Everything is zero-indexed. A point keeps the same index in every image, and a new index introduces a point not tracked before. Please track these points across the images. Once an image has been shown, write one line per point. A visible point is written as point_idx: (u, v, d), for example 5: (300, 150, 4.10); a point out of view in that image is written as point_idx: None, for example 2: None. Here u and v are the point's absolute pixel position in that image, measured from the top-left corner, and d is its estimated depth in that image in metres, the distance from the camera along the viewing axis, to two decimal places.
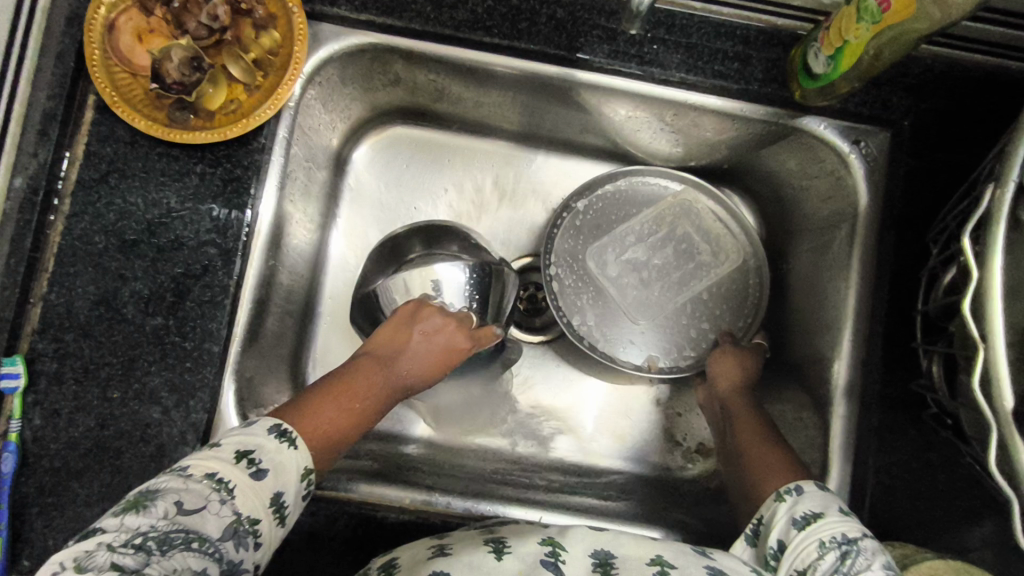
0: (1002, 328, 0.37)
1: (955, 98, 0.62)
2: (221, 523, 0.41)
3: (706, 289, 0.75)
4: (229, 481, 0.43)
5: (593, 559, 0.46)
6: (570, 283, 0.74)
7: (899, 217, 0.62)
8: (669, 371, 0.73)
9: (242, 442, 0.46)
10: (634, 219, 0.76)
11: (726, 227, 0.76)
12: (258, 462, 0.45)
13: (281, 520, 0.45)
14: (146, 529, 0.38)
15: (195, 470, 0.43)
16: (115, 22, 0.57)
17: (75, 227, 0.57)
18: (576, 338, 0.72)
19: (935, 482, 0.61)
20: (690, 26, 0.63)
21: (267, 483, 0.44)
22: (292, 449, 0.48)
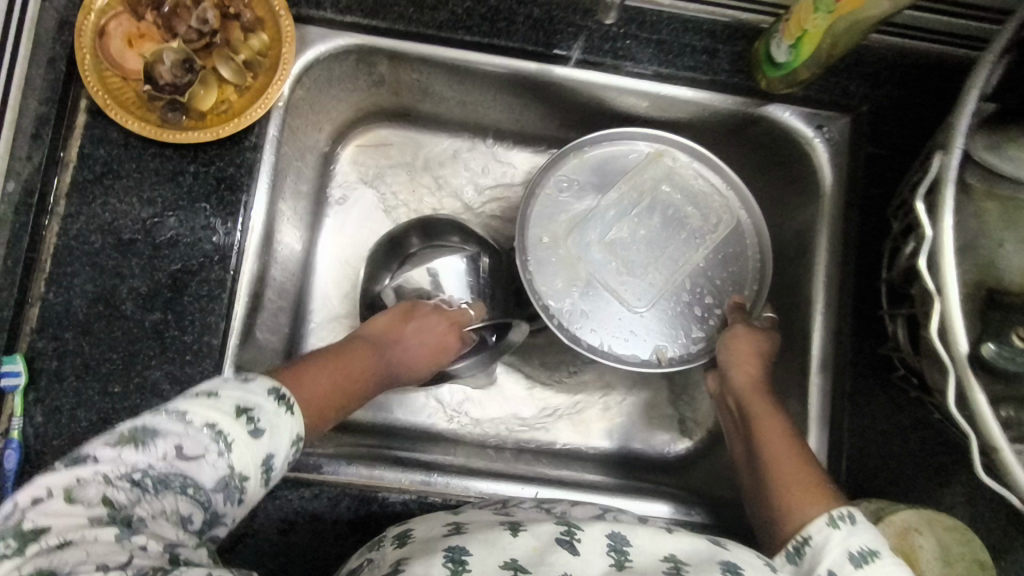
0: (954, 279, 0.41)
1: (907, 85, 0.66)
2: (216, 474, 0.40)
3: (704, 259, 0.72)
4: (228, 435, 0.41)
5: (609, 546, 0.45)
6: (557, 282, 0.70)
7: (863, 198, 0.67)
8: (680, 360, 0.69)
9: (242, 398, 0.43)
10: (613, 198, 0.72)
11: (713, 188, 0.72)
12: (258, 422, 0.43)
13: (267, 480, 0.43)
14: (141, 468, 0.38)
15: (193, 417, 0.40)
16: (106, 28, 0.59)
17: (71, 227, 0.59)
18: (575, 342, 0.69)
19: (906, 442, 0.65)
20: (659, 22, 0.67)
21: (263, 444, 0.43)
22: (288, 415, 0.45)
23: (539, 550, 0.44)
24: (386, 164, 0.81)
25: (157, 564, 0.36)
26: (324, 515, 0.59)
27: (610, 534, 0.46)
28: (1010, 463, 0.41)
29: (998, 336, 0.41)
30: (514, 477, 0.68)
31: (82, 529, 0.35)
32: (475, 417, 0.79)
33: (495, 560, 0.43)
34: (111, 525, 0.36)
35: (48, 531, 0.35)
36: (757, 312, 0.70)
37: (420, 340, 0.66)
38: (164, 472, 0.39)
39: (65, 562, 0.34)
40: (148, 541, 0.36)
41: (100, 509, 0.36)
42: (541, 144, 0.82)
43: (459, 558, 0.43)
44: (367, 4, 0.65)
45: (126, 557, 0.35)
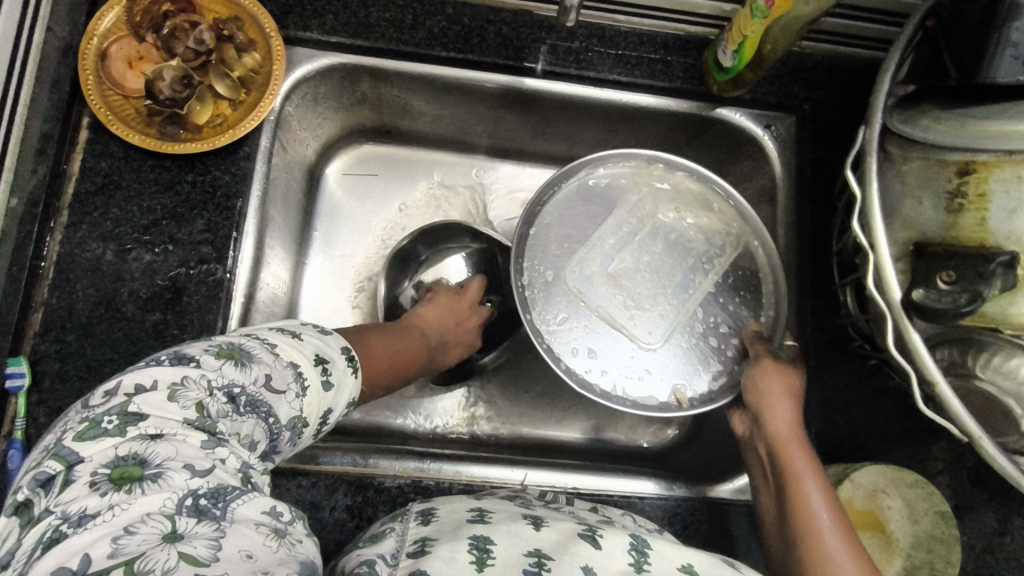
0: (884, 237, 0.46)
1: (842, 86, 0.74)
2: (288, 412, 0.45)
3: (714, 284, 0.70)
4: (306, 379, 0.46)
5: (630, 545, 0.48)
6: (559, 322, 0.68)
7: (809, 188, 0.73)
8: (699, 404, 0.66)
9: (322, 349, 0.50)
10: (611, 226, 0.71)
11: (717, 209, 0.71)
12: (330, 374, 0.49)
13: (319, 432, 0.49)
14: (238, 384, 0.43)
15: (283, 352, 0.46)
16: (108, 51, 0.63)
17: (74, 235, 0.62)
18: (588, 388, 0.66)
19: (868, 410, 0.69)
20: (617, 36, 0.73)
21: (329, 395, 0.48)
22: (354, 376, 0.52)
23: (562, 542, 0.46)
24: (369, 179, 0.86)
25: (234, 483, 0.38)
26: (322, 502, 0.61)
27: (633, 536, 0.49)
28: (947, 394, 0.45)
29: (926, 282, 0.46)
30: (503, 461, 0.71)
31: (177, 427, 0.39)
32: (463, 426, 0.81)
33: (518, 550, 0.44)
34: (200, 431, 0.39)
35: (146, 419, 0.39)
36: (777, 342, 0.68)
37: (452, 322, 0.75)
38: (254, 395, 0.43)
39: (155, 455, 0.37)
40: (228, 456, 0.39)
41: (193, 413, 0.40)
42: (515, 155, 0.88)
43: (482, 546, 0.44)
44: (350, 26, 0.70)
45: (209, 466, 0.38)
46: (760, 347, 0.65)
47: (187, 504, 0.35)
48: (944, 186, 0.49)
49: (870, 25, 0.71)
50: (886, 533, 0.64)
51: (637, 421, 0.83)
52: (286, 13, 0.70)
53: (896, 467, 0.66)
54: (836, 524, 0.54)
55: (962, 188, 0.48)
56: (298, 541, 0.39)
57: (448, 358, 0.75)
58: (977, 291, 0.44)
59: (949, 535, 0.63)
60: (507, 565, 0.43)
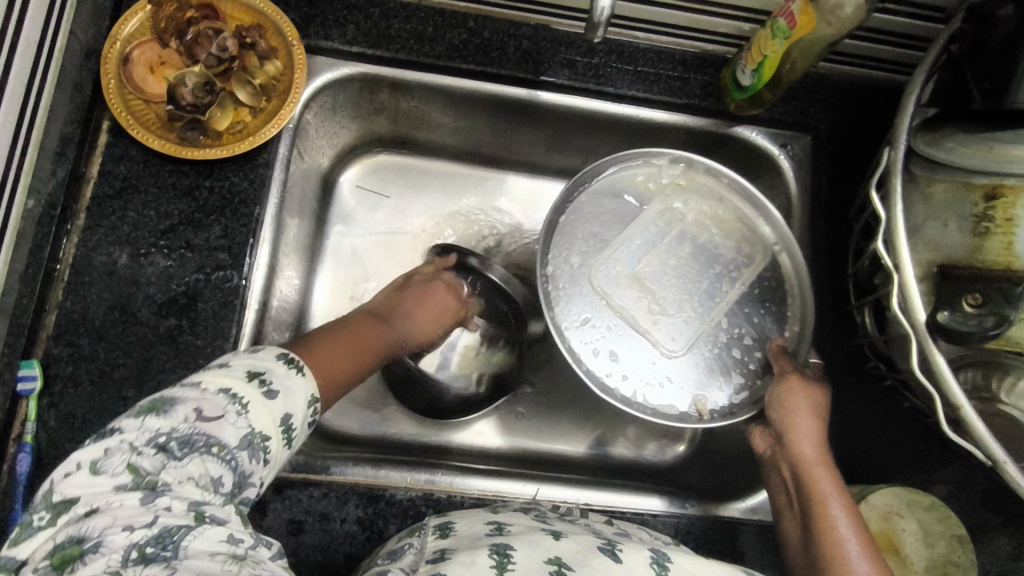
0: (908, 257, 0.47)
1: (859, 108, 0.74)
2: (237, 432, 0.44)
3: (740, 295, 0.70)
4: (241, 396, 0.46)
5: (650, 559, 0.47)
6: (581, 322, 0.68)
7: (825, 207, 0.73)
8: (718, 416, 0.66)
9: (254, 365, 0.49)
10: (640, 227, 0.71)
11: (745, 219, 0.71)
12: (270, 384, 0.48)
13: (288, 441, 0.48)
14: (165, 431, 0.42)
15: (209, 383, 0.46)
16: (130, 56, 0.64)
17: (91, 238, 0.62)
18: (605, 390, 0.65)
19: (884, 431, 0.69)
20: (637, 53, 0.74)
21: (277, 403, 0.47)
22: (300, 375, 0.51)
23: (582, 552, 0.46)
24: (383, 189, 0.86)
25: (182, 524, 0.38)
26: (333, 513, 0.61)
27: (653, 550, 0.49)
28: (972, 418, 0.45)
29: (950, 304, 0.46)
30: (516, 475, 0.71)
31: (111, 496, 0.39)
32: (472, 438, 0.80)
33: (539, 556, 0.44)
34: (137, 490, 0.39)
35: (77, 502, 0.39)
36: (802, 357, 0.66)
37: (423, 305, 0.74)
38: (187, 434, 0.42)
39: (93, 530, 0.37)
40: (171, 503, 0.39)
41: (127, 476, 0.40)
42: (529, 168, 0.88)
43: (503, 551, 0.45)
44: (371, 37, 0.71)
45: (151, 518, 0.38)
46: (786, 363, 0.65)
47: (133, 557, 0.36)
48: (970, 211, 0.49)
49: (893, 47, 0.71)
50: (901, 556, 0.63)
51: (646, 437, 0.83)
52: (308, 22, 0.70)
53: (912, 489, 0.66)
54: (864, 549, 0.53)
55: (988, 212, 0.49)
56: (261, 560, 0.40)
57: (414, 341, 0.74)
58: (1004, 315, 0.45)
59: (966, 560, 0.62)
60: (528, 570, 0.43)
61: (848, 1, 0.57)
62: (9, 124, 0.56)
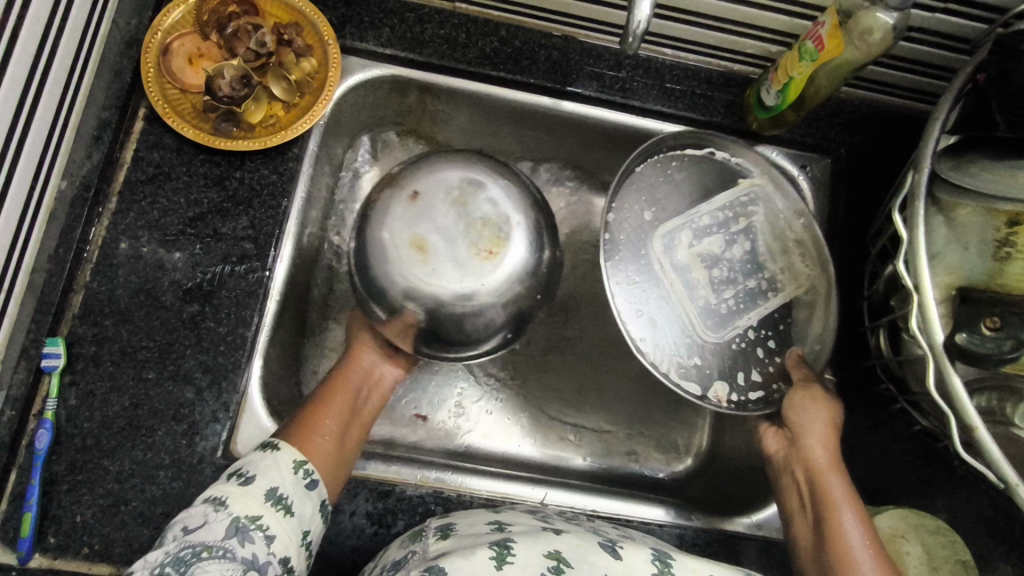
0: (929, 279, 0.48)
1: (878, 133, 0.76)
2: (224, 525, 0.48)
3: (776, 301, 0.72)
4: (220, 497, 0.50)
5: (652, 556, 0.48)
6: (630, 283, 0.72)
7: (841, 229, 0.75)
8: (735, 408, 0.69)
9: (234, 466, 0.54)
10: (707, 211, 0.74)
11: (798, 232, 0.72)
12: (247, 473, 0.52)
13: (286, 510, 0.51)
14: (162, 559, 0.45)
15: (195, 504, 0.50)
16: (170, 48, 0.65)
17: (120, 222, 0.63)
18: (637, 351, 0.69)
19: (892, 455, 0.69)
20: (664, 69, 0.75)
21: (256, 486, 0.51)
22: (276, 451, 0.55)
23: (582, 546, 0.47)
24: None
25: None
26: (342, 506, 0.61)
27: (654, 548, 0.49)
28: (985, 440, 0.45)
29: (969, 326, 0.47)
30: (523, 479, 0.71)
31: None
32: (480, 442, 0.81)
33: (539, 549, 0.46)
34: None
35: None
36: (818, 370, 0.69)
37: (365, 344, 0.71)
38: (178, 553, 0.46)
39: None
40: None
41: None
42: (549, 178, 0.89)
43: (504, 544, 0.46)
44: (406, 39, 0.72)
45: None
46: (805, 371, 0.68)
47: None
48: (992, 235, 0.50)
49: (924, 78, 0.72)
50: None
51: (653, 450, 0.83)
52: (344, 23, 0.71)
53: (917, 512, 0.66)
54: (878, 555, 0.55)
55: (1010, 238, 0.49)
56: None
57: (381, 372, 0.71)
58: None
59: None
60: (526, 564, 0.44)
61: (876, 28, 0.58)
62: (51, 105, 0.57)
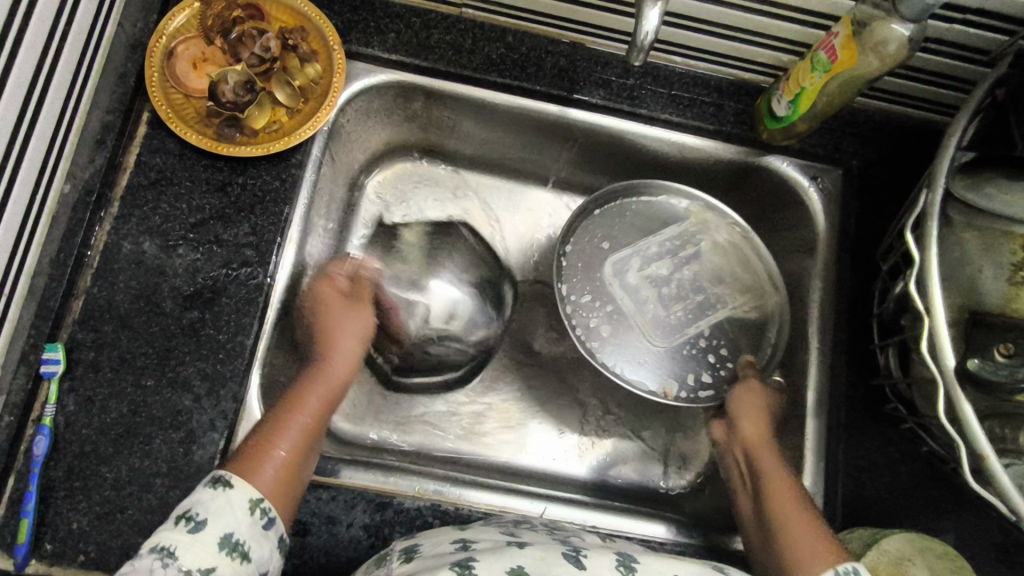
0: (942, 302, 0.46)
1: (891, 146, 0.74)
2: None
3: (724, 314, 0.78)
4: (170, 546, 0.47)
5: (616, 562, 0.48)
6: (584, 302, 0.76)
7: (853, 243, 0.73)
8: (682, 400, 0.74)
9: (180, 508, 0.51)
10: (659, 239, 0.79)
11: (743, 256, 0.78)
12: (197, 517, 0.50)
13: (243, 556, 0.50)
14: None
15: (141, 550, 0.48)
16: (174, 51, 0.65)
17: (122, 227, 0.62)
18: (590, 354, 0.74)
19: (898, 474, 0.68)
20: (672, 77, 0.74)
21: (207, 531, 0.49)
22: (230, 489, 0.52)
23: (546, 558, 0.47)
24: (410, 194, 0.87)
25: None
26: (339, 517, 0.61)
27: (619, 553, 0.50)
28: (996, 470, 0.44)
29: (982, 352, 0.45)
30: (523, 492, 0.70)
31: None
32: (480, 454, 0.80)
33: (501, 566, 0.45)
34: None
35: None
36: (768, 372, 0.74)
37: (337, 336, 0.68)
38: None
39: None
40: None
41: None
42: (556, 184, 0.89)
43: (465, 563, 0.45)
44: (412, 45, 0.71)
45: None
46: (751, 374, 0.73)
47: None
48: (1007, 258, 0.49)
49: (943, 90, 0.70)
50: None
51: (655, 461, 0.82)
52: (350, 27, 0.70)
53: (925, 535, 0.64)
54: (815, 530, 0.56)
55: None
56: None
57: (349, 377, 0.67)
58: None
59: None
60: None
61: (892, 39, 0.57)
62: (54, 110, 0.57)
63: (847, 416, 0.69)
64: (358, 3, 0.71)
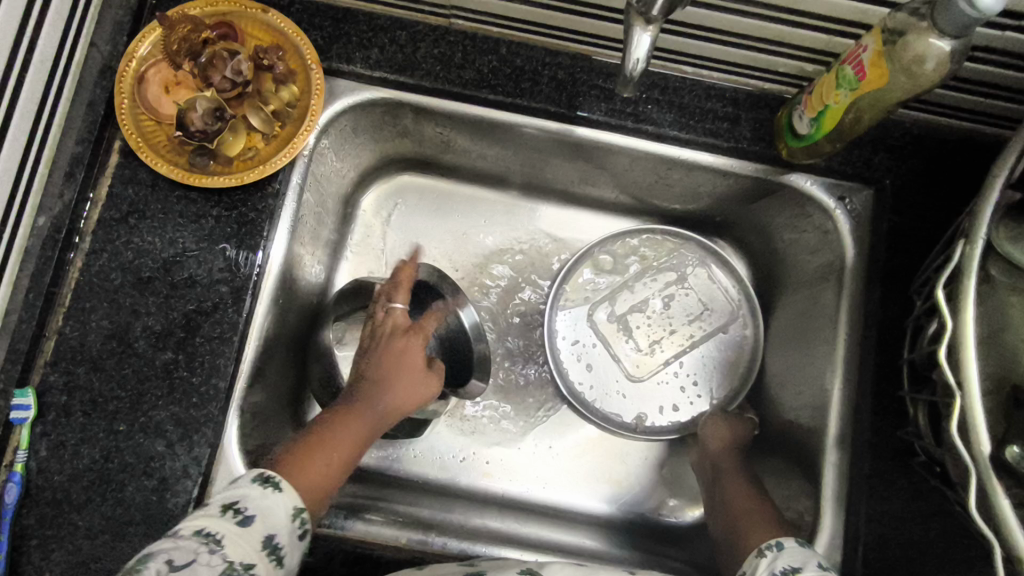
0: (976, 376, 0.40)
1: (932, 161, 0.66)
2: (214, 571, 0.43)
3: (703, 346, 0.81)
4: (216, 533, 0.45)
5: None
6: (569, 341, 0.81)
7: (885, 272, 0.65)
8: (654, 432, 0.78)
9: (228, 496, 0.49)
10: (637, 276, 0.83)
11: (719, 288, 0.82)
12: (245, 511, 0.48)
13: (277, 562, 0.47)
14: None
15: (185, 529, 0.45)
16: (145, 75, 0.62)
17: (94, 263, 0.60)
18: (571, 393, 0.79)
19: (929, 532, 0.61)
20: (682, 88, 0.67)
21: (255, 527, 0.47)
22: (277, 493, 0.50)
23: None
24: (407, 211, 0.83)
25: None
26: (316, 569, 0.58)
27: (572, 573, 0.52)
28: None
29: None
30: (512, 542, 0.67)
31: None
32: (477, 490, 0.76)
33: None
34: None
35: None
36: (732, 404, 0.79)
37: (400, 356, 0.63)
38: None
39: None
40: None
41: None
42: (562, 198, 0.84)
43: None
44: (396, 60, 0.66)
45: None
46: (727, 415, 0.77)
47: None
48: None
49: (991, 100, 0.62)
50: None
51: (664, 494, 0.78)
52: (330, 43, 0.66)
53: None
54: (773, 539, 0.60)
55: None
56: None
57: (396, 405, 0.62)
58: None
59: None
60: None
61: (930, 56, 0.49)
62: (17, 146, 0.55)
63: (871, 466, 0.63)
64: (340, 17, 0.66)
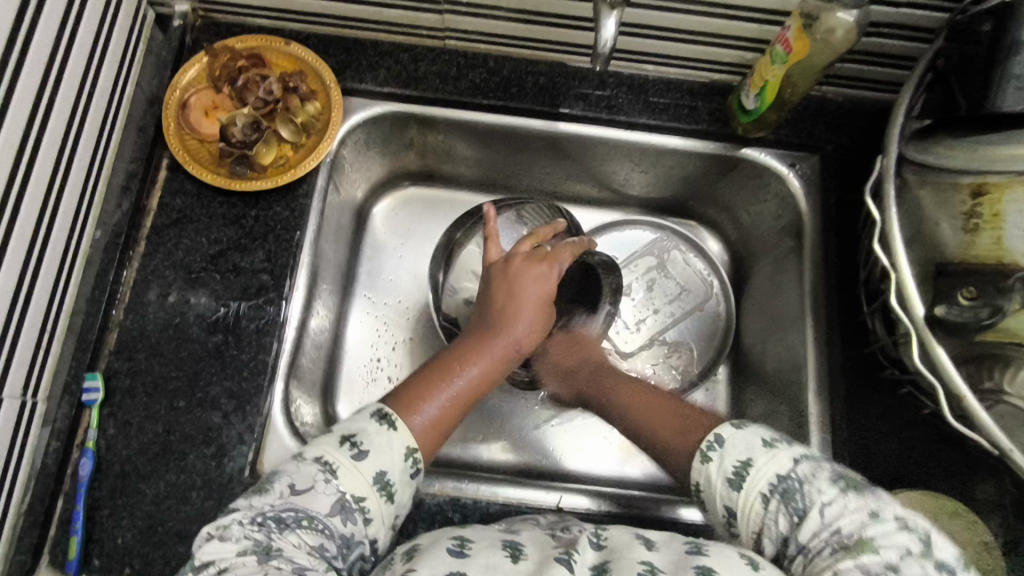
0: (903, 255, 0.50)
1: (864, 129, 0.78)
2: (330, 499, 0.49)
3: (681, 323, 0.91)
4: (334, 463, 0.50)
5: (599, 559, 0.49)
6: None
7: (835, 222, 0.76)
8: None
9: (348, 428, 0.52)
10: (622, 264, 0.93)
11: (694, 267, 0.91)
12: (361, 445, 0.51)
13: (388, 497, 0.51)
14: (265, 509, 0.47)
15: (309, 451, 0.51)
16: (188, 102, 0.72)
17: (149, 264, 0.68)
18: None
19: (907, 439, 0.69)
20: (646, 84, 0.79)
21: (367, 463, 0.51)
22: (393, 430, 0.53)
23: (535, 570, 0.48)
24: (414, 218, 0.92)
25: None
26: None
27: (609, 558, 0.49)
28: (973, 408, 0.47)
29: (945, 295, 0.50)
30: (539, 485, 0.72)
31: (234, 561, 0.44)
32: (497, 462, 0.81)
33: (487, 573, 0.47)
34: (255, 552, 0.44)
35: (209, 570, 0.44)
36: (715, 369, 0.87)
37: (520, 292, 0.67)
38: (280, 511, 0.47)
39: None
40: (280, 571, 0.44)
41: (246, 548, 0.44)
42: (551, 197, 0.94)
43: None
44: (402, 77, 0.77)
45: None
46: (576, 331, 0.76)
47: None
48: (959, 209, 0.56)
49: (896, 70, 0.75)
50: None
51: None
52: (344, 67, 0.77)
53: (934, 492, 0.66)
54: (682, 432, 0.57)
55: (976, 209, 0.55)
56: None
57: (525, 343, 0.67)
58: (997, 306, 0.51)
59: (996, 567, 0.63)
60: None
61: (839, 27, 0.62)
62: (84, 162, 0.64)
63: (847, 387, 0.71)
64: (351, 46, 0.77)
